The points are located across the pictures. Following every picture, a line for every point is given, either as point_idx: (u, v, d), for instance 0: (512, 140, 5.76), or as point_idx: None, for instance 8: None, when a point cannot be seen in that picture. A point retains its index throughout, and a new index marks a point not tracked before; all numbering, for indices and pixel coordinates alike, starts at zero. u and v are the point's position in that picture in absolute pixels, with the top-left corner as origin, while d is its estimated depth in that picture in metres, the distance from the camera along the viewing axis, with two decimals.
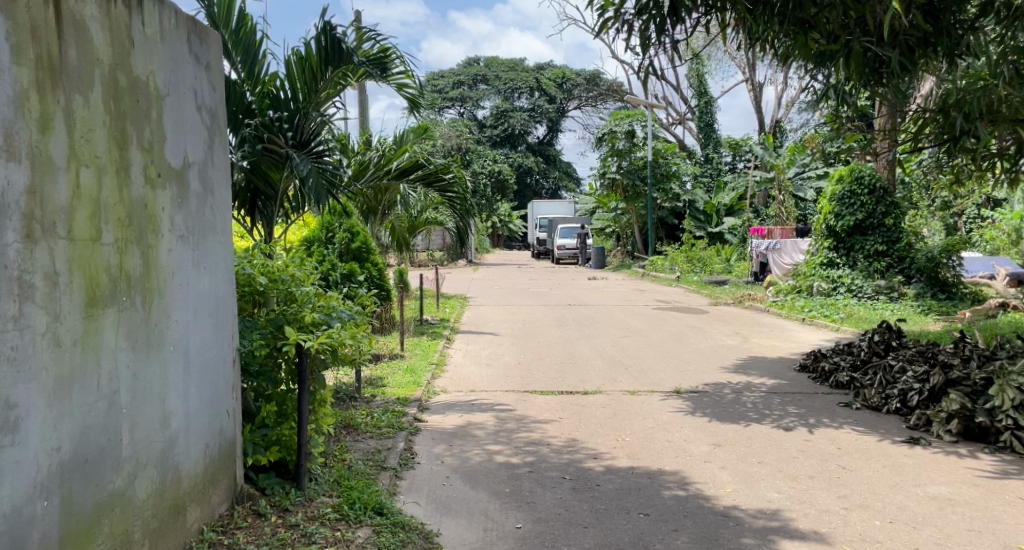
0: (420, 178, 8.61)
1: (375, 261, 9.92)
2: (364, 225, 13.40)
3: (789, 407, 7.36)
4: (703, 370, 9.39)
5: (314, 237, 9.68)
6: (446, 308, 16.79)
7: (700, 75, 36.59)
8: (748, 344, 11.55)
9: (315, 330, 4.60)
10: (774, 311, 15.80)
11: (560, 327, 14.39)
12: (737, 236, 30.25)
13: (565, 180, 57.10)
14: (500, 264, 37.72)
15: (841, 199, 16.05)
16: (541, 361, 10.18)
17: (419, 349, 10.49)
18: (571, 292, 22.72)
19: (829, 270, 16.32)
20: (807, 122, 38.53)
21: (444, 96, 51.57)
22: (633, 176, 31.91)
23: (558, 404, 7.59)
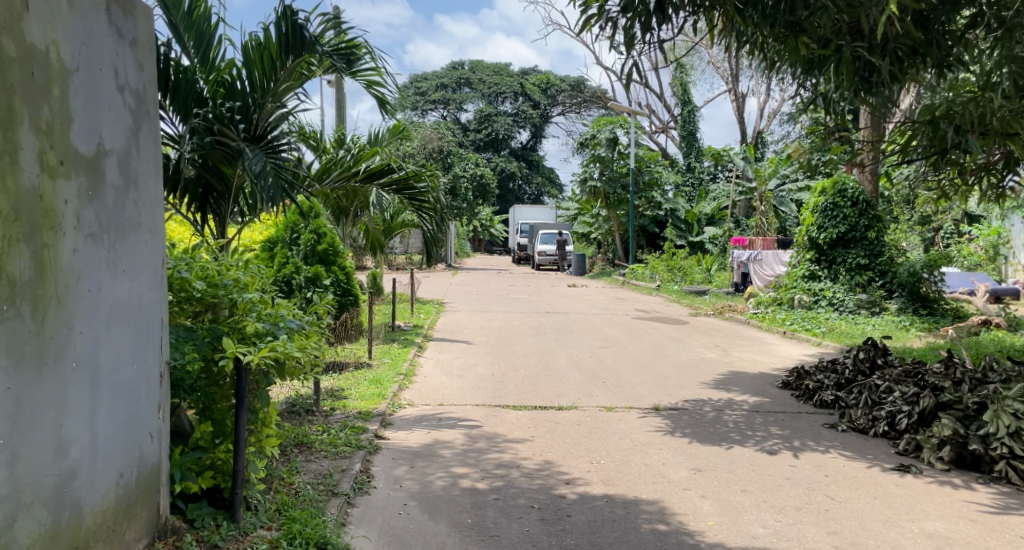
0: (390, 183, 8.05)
1: (342, 265, 9.42)
2: (336, 226, 12.92)
3: (772, 428, 7.00)
4: (683, 385, 9.02)
5: (278, 237, 9.20)
6: (420, 314, 16.32)
7: (684, 84, 36.42)
8: (729, 358, 11.19)
9: (258, 342, 4.21)
10: (755, 323, 15.51)
11: (537, 336, 13.99)
12: (717, 246, 30.07)
13: (547, 186, 56.76)
14: (480, 269, 37.27)
15: (824, 211, 15.78)
16: (515, 373, 9.77)
17: (388, 358, 10.04)
18: (550, 299, 22.33)
19: (811, 282, 16.03)
20: (788, 134, 38.53)
21: (426, 98, 51.05)
22: (615, 184, 31.61)
23: (530, 420, 7.18)
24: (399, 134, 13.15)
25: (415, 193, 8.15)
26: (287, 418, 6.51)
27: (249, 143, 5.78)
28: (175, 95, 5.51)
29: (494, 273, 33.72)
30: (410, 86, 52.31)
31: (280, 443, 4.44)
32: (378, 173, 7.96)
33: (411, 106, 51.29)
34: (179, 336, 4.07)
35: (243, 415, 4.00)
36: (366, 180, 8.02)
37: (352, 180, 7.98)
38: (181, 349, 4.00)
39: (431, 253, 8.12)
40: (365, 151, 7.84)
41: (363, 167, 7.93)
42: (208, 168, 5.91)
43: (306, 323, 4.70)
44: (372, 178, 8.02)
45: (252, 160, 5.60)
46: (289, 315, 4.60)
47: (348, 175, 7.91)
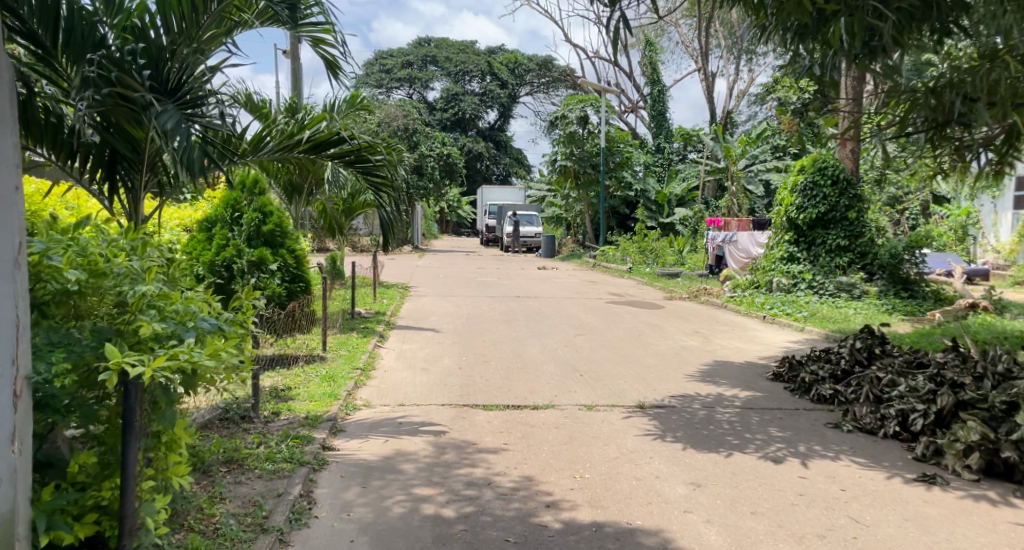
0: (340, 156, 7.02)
1: (291, 247, 8.43)
2: (288, 206, 11.88)
3: (773, 428, 6.24)
4: (666, 379, 8.25)
5: (217, 216, 8.19)
6: (383, 299, 15.39)
7: (654, 62, 35.63)
8: (711, 346, 10.46)
9: (155, 349, 3.36)
10: (733, 307, 14.83)
11: (507, 323, 13.15)
12: (688, 228, 29.44)
13: (515, 166, 55.77)
14: (448, 252, 36.31)
15: (803, 190, 15.13)
16: (484, 366, 8.93)
17: (344, 351, 9.15)
18: (519, 282, 21.51)
19: (789, 265, 15.35)
20: (757, 114, 38.00)
21: (391, 75, 49.61)
22: (585, 163, 30.54)
23: (503, 424, 6.35)
24: (356, 105, 12.16)
25: (369, 166, 7.16)
26: (213, 427, 5.59)
27: (156, 95, 4.78)
28: (67, 41, 4.64)
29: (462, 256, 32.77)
30: (375, 63, 50.82)
31: (192, 472, 3.61)
32: (326, 140, 6.96)
33: (376, 84, 49.84)
34: (50, 340, 3.25)
35: (130, 443, 3.17)
36: (310, 150, 7.00)
37: (295, 151, 7.00)
38: (49, 359, 3.18)
39: (387, 235, 7.15)
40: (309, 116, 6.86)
41: (306, 133, 6.93)
42: (113, 130, 5.08)
43: (229, 320, 3.84)
44: (318, 148, 7.02)
45: (162, 117, 4.64)
46: (204, 311, 3.75)
47: (290, 144, 6.92)
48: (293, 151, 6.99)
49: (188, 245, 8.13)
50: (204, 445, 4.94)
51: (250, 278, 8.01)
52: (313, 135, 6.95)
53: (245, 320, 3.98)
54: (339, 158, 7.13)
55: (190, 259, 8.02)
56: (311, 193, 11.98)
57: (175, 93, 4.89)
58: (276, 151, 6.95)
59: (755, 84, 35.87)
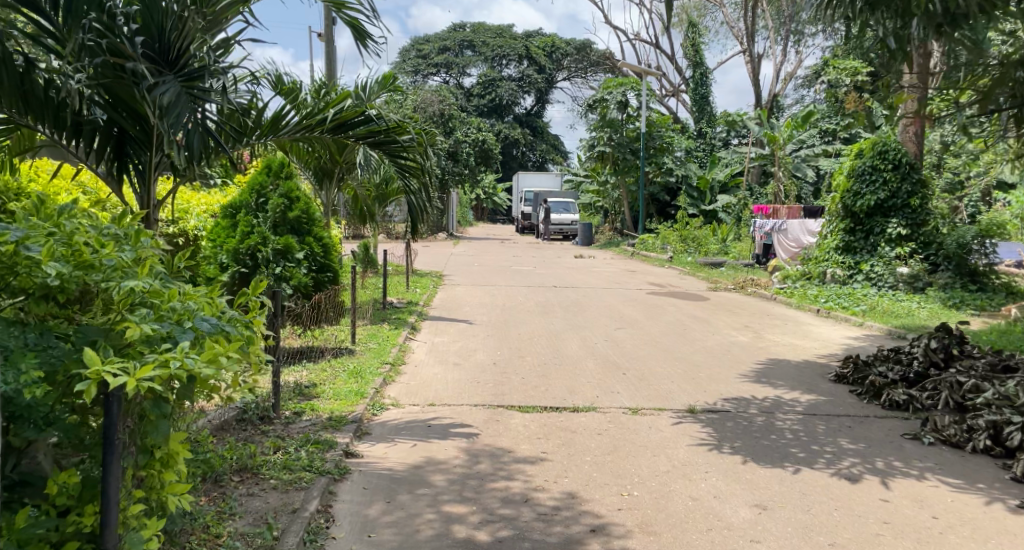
0: (364, 135, 6.51)
1: (318, 235, 7.97)
2: (320, 191, 11.52)
3: (842, 439, 5.62)
4: (717, 379, 7.66)
5: (243, 202, 7.75)
6: (416, 289, 14.97)
7: (697, 45, 34.63)
8: (764, 343, 9.81)
9: (145, 355, 2.93)
10: (783, 299, 14.13)
11: (544, 315, 12.64)
12: (732, 215, 28.63)
13: (553, 153, 55.02)
14: (484, 239, 35.92)
15: (861, 175, 14.38)
16: (521, 363, 8.43)
17: (374, 345, 8.73)
18: (556, 271, 20.94)
19: (845, 255, 14.58)
20: (805, 98, 36.86)
21: (428, 61, 49.17)
22: (624, 149, 29.92)
23: (541, 429, 5.84)
24: (389, 86, 11.68)
25: (397, 147, 6.64)
26: (226, 432, 5.12)
27: (151, 64, 4.53)
28: None
29: (498, 244, 32.35)
30: (412, 49, 50.44)
31: (191, 493, 3.18)
32: (353, 118, 6.41)
33: (413, 70, 49.53)
34: (26, 342, 2.84)
35: (112, 462, 2.74)
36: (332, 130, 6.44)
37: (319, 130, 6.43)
38: (20, 365, 2.75)
39: (416, 220, 6.76)
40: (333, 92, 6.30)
41: (328, 111, 6.36)
42: (121, 111, 4.82)
43: (233, 320, 3.39)
44: (343, 127, 6.45)
45: (158, 89, 4.43)
46: (206, 310, 3.30)
47: (311, 123, 6.37)
48: (316, 130, 6.43)
49: (211, 232, 7.72)
50: (216, 452, 4.51)
51: (276, 267, 7.62)
52: (337, 113, 6.38)
53: (254, 320, 3.52)
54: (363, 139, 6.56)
55: (213, 246, 7.62)
56: (342, 178, 11.48)
57: (175, 65, 4.65)
58: (298, 130, 6.39)
59: (803, 66, 34.68)
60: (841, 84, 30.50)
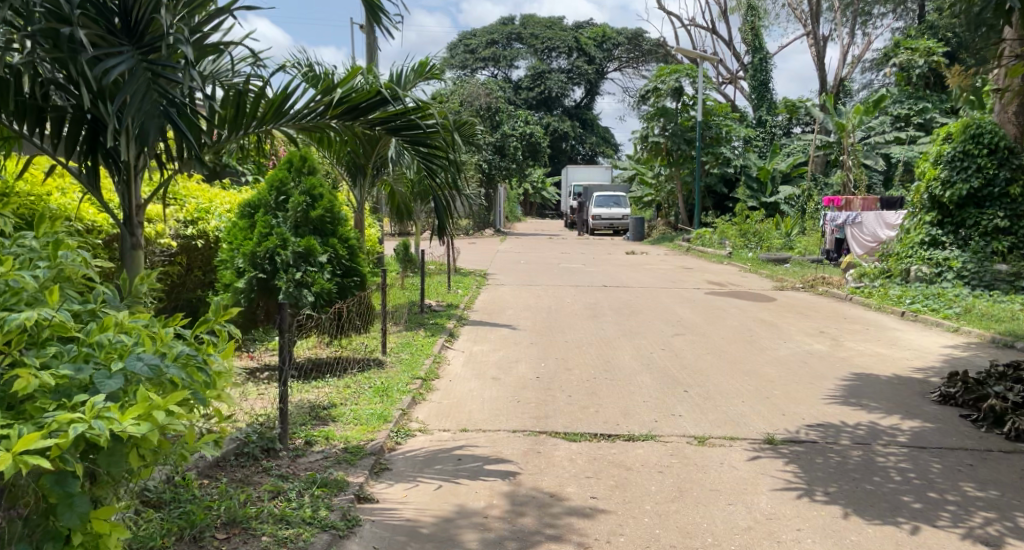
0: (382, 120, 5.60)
1: (343, 235, 7.21)
2: (354, 189, 10.80)
3: (966, 483, 4.60)
4: (797, 399, 6.64)
5: (261, 200, 7.02)
6: (458, 289, 14.21)
7: (756, 29, 33.14)
8: (845, 354, 8.73)
9: (45, 414, 2.12)
10: (861, 300, 12.97)
11: (594, 318, 11.74)
12: (796, 207, 27.35)
13: (604, 146, 53.91)
14: (533, 235, 35.03)
15: (950, 162, 13.15)
16: (569, 378, 7.56)
17: (405, 357, 7.98)
18: (607, 269, 19.96)
19: (932, 250, 13.26)
20: (872, 82, 35.17)
21: (475, 55, 48.41)
22: (679, 139, 28.63)
23: (592, 464, 4.94)
24: (427, 75, 10.90)
25: (419, 135, 5.75)
26: (221, 471, 4.27)
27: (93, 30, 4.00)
28: None
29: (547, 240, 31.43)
30: (459, 43, 49.74)
31: None
32: (371, 100, 5.48)
33: (460, 65, 48.87)
34: None
35: None
36: (342, 116, 5.52)
37: (330, 115, 5.52)
38: None
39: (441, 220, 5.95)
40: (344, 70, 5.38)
41: (337, 90, 5.45)
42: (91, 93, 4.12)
43: (183, 359, 2.54)
44: (356, 113, 5.53)
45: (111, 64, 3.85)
46: (148, 346, 2.47)
47: (322, 107, 5.46)
48: (325, 115, 5.52)
49: (229, 233, 7.03)
50: (195, 507, 3.65)
51: (296, 273, 6.85)
52: (349, 95, 5.46)
53: (212, 358, 2.70)
54: (377, 124, 5.63)
55: (230, 249, 6.94)
56: (377, 173, 10.74)
57: (136, 36, 4.07)
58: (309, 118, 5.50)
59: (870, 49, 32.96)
60: (912, 66, 28.88)
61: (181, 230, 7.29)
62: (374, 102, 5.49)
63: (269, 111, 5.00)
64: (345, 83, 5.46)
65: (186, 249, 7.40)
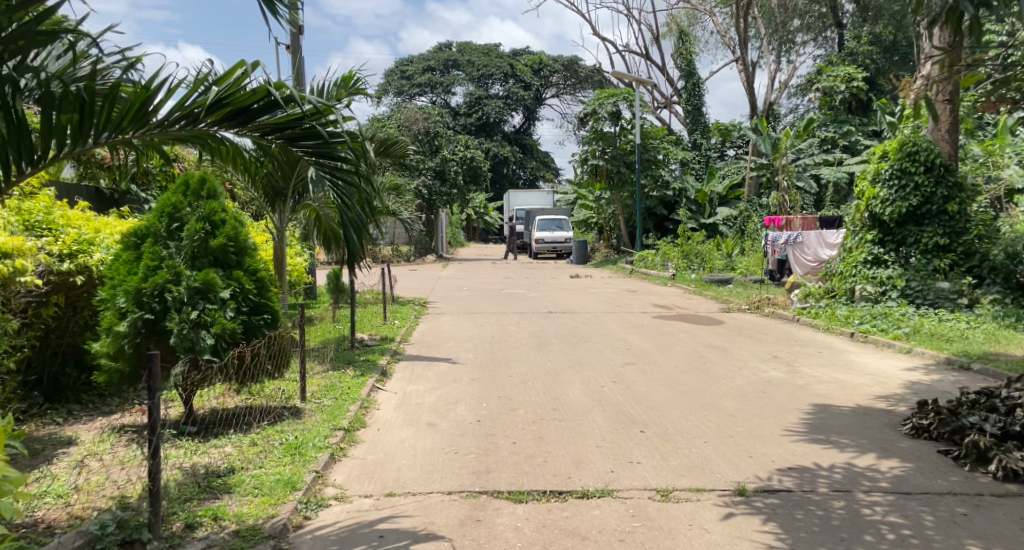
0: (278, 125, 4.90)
1: (250, 267, 6.32)
2: (272, 216, 9.85)
3: (967, 539, 4.00)
4: (763, 438, 6.01)
5: (150, 228, 6.08)
6: (394, 321, 13.31)
7: (688, 54, 33.45)
8: (803, 381, 8.20)
9: None
10: (808, 321, 12.62)
11: (538, 348, 11.04)
12: (734, 227, 27.51)
13: (543, 170, 53.79)
14: (474, 260, 34.34)
15: (888, 180, 12.95)
16: (511, 421, 6.78)
17: (328, 402, 7.08)
18: (550, 294, 19.35)
19: (875, 269, 13.00)
20: (799, 106, 35.97)
21: (412, 82, 47.71)
22: (617, 161, 28.47)
23: (540, 534, 4.17)
24: (351, 91, 10.13)
25: (321, 144, 5.11)
26: None
27: None
28: None
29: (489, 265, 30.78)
30: (395, 70, 48.99)
31: None
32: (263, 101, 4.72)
33: (397, 91, 48.12)
34: None
35: None
36: (225, 122, 4.72)
37: (207, 121, 4.68)
38: None
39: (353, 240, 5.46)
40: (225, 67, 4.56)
41: (213, 89, 4.59)
42: None
43: None
44: (244, 117, 4.75)
45: None
46: None
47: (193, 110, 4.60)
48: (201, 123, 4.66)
49: (111, 267, 6.06)
50: None
51: (191, 312, 5.91)
52: (234, 97, 4.65)
53: None
54: (269, 130, 4.89)
55: (111, 286, 5.93)
56: (298, 197, 9.81)
57: None
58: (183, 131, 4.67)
59: (797, 74, 33.66)
60: (834, 92, 29.77)
61: (55, 265, 6.43)
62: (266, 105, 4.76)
63: (129, 114, 4.33)
64: (227, 83, 4.63)
65: (61, 285, 6.53)
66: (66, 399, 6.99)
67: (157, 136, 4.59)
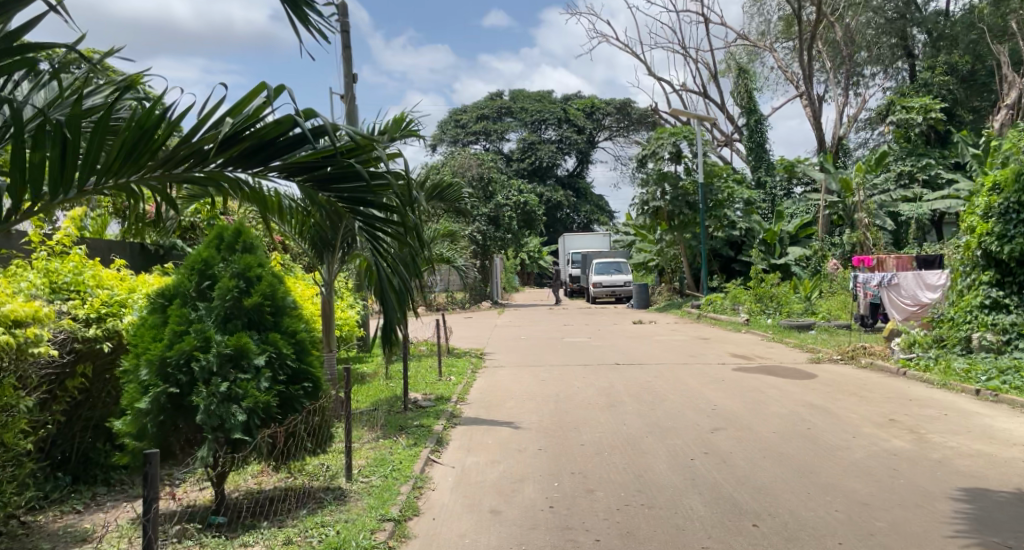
0: (301, 165, 4.84)
1: (288, 328, 5.45)
2: (323, 269, 9.05)
3: None
4: (918, 538, 4.83)
5: (179, 288, 5.26)
6: (451, 376, 12.38)
7: (748, 91, 32.15)
8: (939, 456, 6.94)
9: None
10: (918, 376, 11.22)
11: (613, 408, 9.96)
12: (808, 268, 25.97)
13: (598, 213, 52.82)
14: (532, 306, 33.33)
15: (1003, 215, 11.51)
16: (594, 508, 5.73)
17: (380, 484, 6.13)
18: (616, 342, 18.17)
19: (995, 314, 11.56)
20: (868, 141, 34.32)
21: (467, 130, 47.57)
22: (679, 202, 27.22)
23: None
24: (405, 132, 9.42)
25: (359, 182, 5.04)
26: None
27: None
28: None
29: (547, 312, 29.70)
30: (450, 119, 49.05)
31: None
32: (286, 135, 4.62)
33: (451, 140, 48.05)
34: None
35: None
36: (241, 161, 4.67)
37: (220, 160, 4.63)
38: None
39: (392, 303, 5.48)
40: (239, 101, 4.40)
41: (227, 122, 4.47)
42: None
43: None
44: (265, 154, 4.68)
45: None
46: None
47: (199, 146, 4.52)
48: (212, 162, 4.63)
49: (134, 334, 5.19)
50: None
51: (221, 384, 5.01)
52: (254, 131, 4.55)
53: None
54: (294, 170, 4.83)
55: (134, 355, 5.08)
56: (349, 246, 8.91)
57: None
58: (190, 172, 4.62)
59: (864, 108, 32.11)
60: (910, 124, 27.98)
61: (79, 331, 5.61)
62: (289, 139, 4.65)
63: (124, 157, 4.27)
64: (243, 116, 4.49)
65: (85, 354, 5.71)
66: (93, 478, 6.18)
67: (159, 176, 4.55)
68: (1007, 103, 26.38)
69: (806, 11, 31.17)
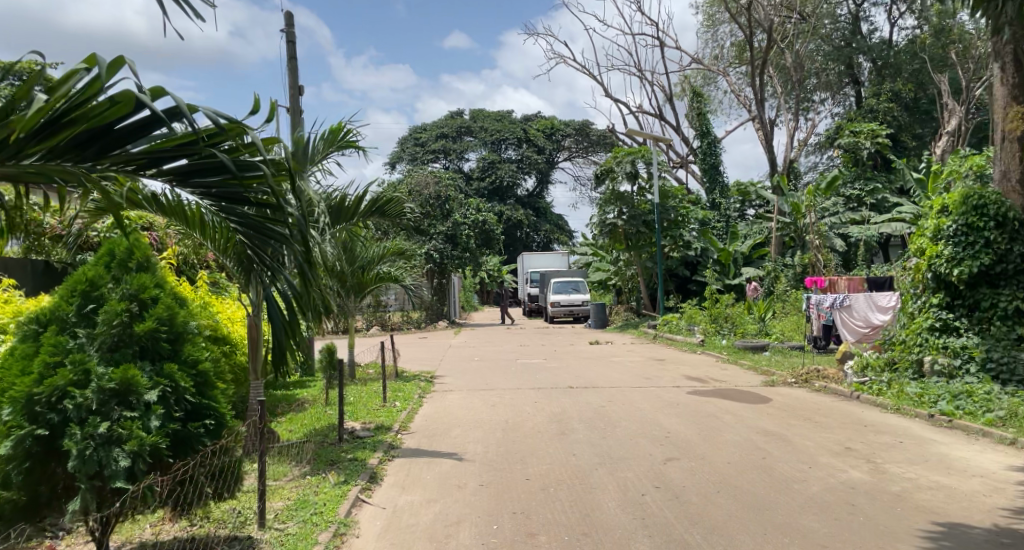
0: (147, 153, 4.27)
1: (186, 355, 4.79)
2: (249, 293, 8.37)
3: None
4: None
5: (58, 312, 4.60)
6: (396, 402, 11.74)
7: (703, 113, 32.28)
8: (899, 490, 6.59)
9: None
10: (871, 400, 10.98)
11: (562, 436, 9.46)
12: (762, 290, 25.98)
13: (558, 233, 52.62)
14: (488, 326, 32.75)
15: (953, 238, 11.42)
16: None
17: (296, 533, 5.49)
18: (571, 364, 17.73)
19: (945, 337, 11.40)
20: (819, 165, 34.78)
21: (425, 148, 46.96)
22: (636, 222, 27.01)
23: None
24: (342, 145, 8.85)
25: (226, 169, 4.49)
26: None
27: None
28: None
29: (503, 332, 29.16)
30: (409, 137, 48.43)
31: None
32: (127, 120, 4.10)
33: (411, 158, 47.38)
34: None
35: None
36: (72, 150, 4.18)
37: (42, 153, 4.14)
38: None
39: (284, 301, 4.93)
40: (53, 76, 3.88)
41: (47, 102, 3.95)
42: None
43: None
44: (102, 142, 4.18)
45: None
46: None
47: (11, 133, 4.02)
48: (36, 154, 4.14)
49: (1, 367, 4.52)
50: None
51: (100, 425, 4.35)
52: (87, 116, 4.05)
53: None
54: (145, 160, 4.32)
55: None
56: None
57: None
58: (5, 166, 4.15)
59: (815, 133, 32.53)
60: (859, 148, 28.35)
61: None
62: (132, 124, 4.13)
63: None
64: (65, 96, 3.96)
65: None
66: None
67: None
68: (949, 130, 26.97)
69: (758, 37, 31.52)
